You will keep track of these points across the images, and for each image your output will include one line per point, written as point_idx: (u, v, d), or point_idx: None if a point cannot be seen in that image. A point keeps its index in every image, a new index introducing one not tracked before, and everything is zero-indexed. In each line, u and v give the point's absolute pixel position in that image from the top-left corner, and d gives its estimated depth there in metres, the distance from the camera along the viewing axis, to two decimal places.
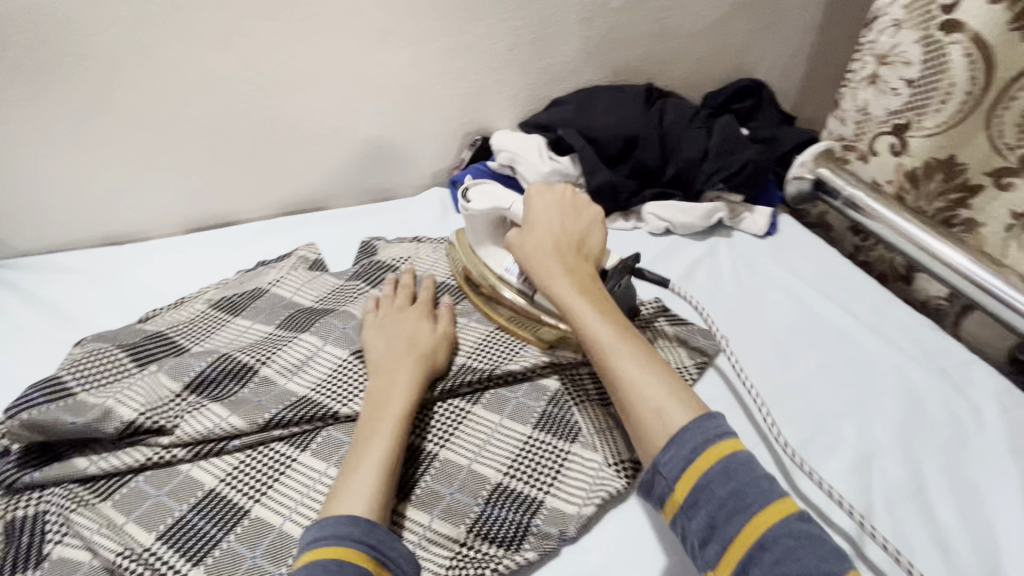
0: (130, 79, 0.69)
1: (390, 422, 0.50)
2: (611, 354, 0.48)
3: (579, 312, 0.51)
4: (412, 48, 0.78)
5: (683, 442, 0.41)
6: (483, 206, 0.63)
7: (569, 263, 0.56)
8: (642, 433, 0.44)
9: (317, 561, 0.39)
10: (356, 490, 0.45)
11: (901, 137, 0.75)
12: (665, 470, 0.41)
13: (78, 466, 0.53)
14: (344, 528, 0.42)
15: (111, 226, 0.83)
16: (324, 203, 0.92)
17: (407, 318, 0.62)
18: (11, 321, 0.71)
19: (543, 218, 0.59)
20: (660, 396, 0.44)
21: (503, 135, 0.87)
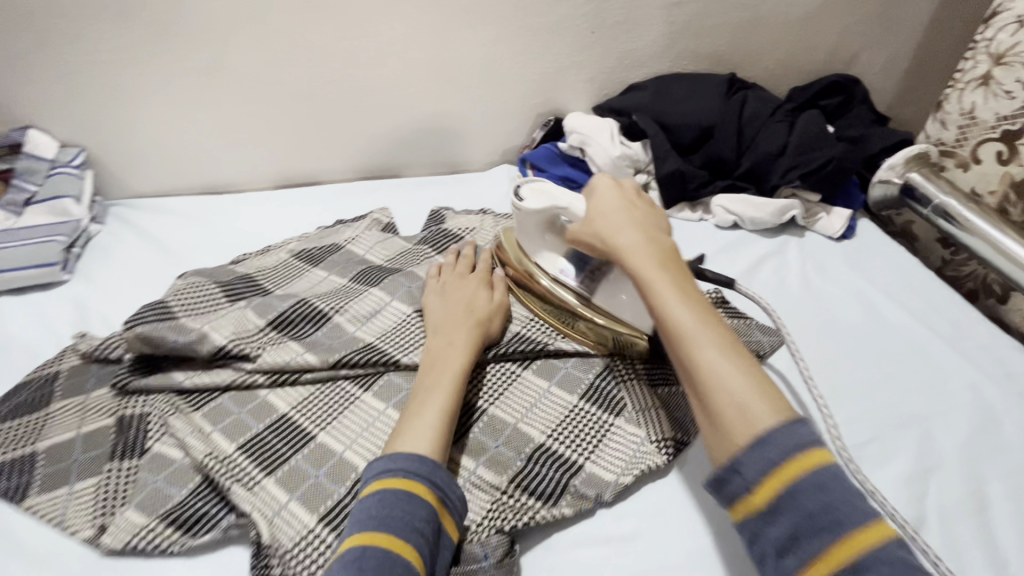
0: (243, 42, 0.76)
1: (451, 379, 0.53)
2: (692, 340, 0.44)
3: (655, 292, 0.47)
4: (498, 26, 0.81)
5: (769, 444, 0.38)
6: (539, 207, 0.59)
7: (648, 242, 0.51)
8: (720, 428, 0.41)
9: (387, 489, 0.45)
10: (417, 435, 0.49)
11: (1010, 145, 0.71)
12: (744, 470, 0.38)
13: (176, 378, 0.60)
14: (411, 464, 0.46)
15: (213, 177, 0.91)
16: (399, 171, 0.97)
17: (466, 285, 0.64)
18: (126, 252, 0.81)
19: (612, 196, 0.56)
20: (746, 393, 0.41)
21: (576, 117, 0.88)
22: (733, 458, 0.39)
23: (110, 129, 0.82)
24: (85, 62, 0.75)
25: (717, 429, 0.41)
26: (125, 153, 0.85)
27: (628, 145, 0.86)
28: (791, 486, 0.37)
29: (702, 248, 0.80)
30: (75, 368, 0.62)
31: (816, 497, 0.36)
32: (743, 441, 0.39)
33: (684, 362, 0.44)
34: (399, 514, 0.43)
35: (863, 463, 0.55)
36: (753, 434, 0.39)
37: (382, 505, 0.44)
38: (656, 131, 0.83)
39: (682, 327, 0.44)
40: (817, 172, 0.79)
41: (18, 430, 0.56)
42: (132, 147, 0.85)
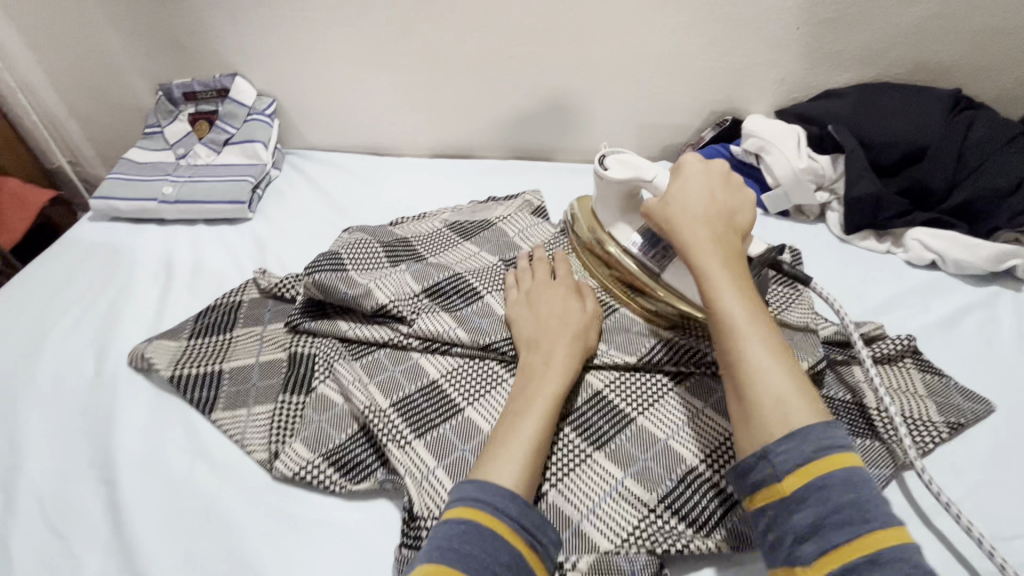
0: (431, 11, 0.78)
1: (538, 402, 0.50)
2: (745, 343, 0.44)
3: (721, 291, 0.46)
4: (690, 13, 0.76)
5: (804, 438, 0.39)
6: (624, 173, 0.61)
7: (719, 243, 0.50)
8: (754, 425, 0.41)
9: (471, 521, 0.42)
10: (506, 462, 0.46)
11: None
12: (774, 458, 0.39)
13: (341, 326, 0.63)
14: (501, 501, 0.43)
15: (378, 139, 0.96)
16: (551, 154, 0.96)
17: (555, 295, 0.61)
18: (300, 200, 0.87)
19: (689, 187, 0.54)
20: (786, 390, 0.41)
21: (758, 120, 0.81)
22: (760, 451, 0.40)
23: (299, 83, 0.88)
24: (291, 20, 0.81)
25: (753, 425, 0.41)
26: (307, 107, 0.92)
27: (814, 158, 0.77)
28: (806, 453, 0.38)
29: (888, 286, 0.71)
30: (254, 301, 0.68)
31: (815, 438, 0.39)
32: (772, 435, 0.40)
33: (733, 362, 0.44)
34: (481, 556, 0.40)
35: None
36: (786, 432, 0.40)
37: (465, 539, 0.41)
38: (855, 146, 0.74)
39: (735, 329, 0.44)
40: None
41: (209, 346, 0.63)
42: (314, 101, 0.91)
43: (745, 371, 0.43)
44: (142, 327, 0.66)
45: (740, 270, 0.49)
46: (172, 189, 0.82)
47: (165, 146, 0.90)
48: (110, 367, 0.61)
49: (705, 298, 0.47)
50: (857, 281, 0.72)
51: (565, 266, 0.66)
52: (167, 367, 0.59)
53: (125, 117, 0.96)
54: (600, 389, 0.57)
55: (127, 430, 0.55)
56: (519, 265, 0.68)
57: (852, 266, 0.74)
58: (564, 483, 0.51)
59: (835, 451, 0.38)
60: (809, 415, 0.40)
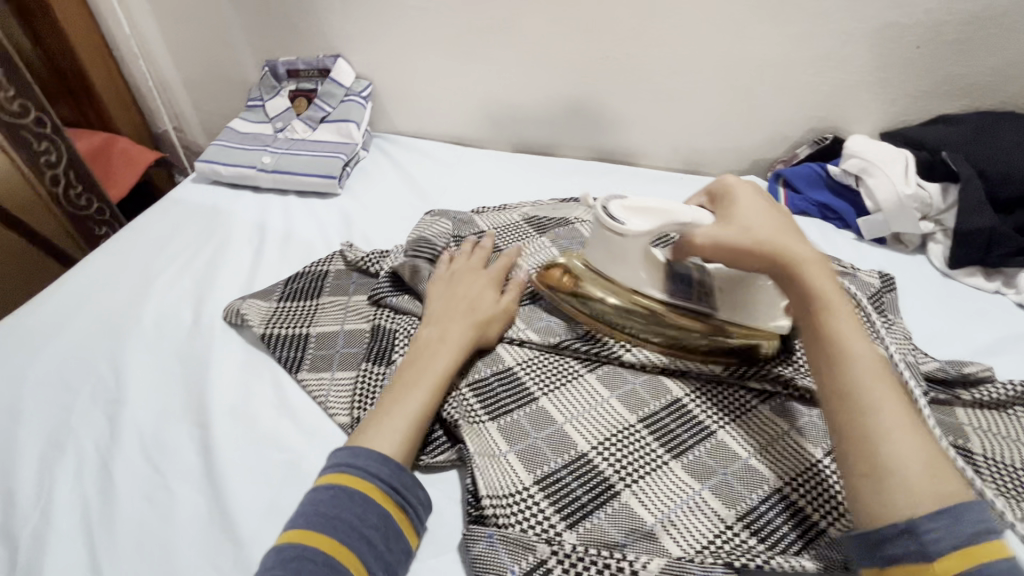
0: (535, 7, 0.79)
1: (432, 379, 0.53)
2: (872, 408, 0.38)
3: (846, 333, 0.41)
4: (803, 25, 0.74)
5: (961, 517, 0.33)
6: (647, 226, 0.52)
7: (837, 282, 0.45)
8: (881, 483, 0.36)
9: (339, 486, 0.45)
10: (383, 428, 0.49)
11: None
12: (925, 535, 0.33)
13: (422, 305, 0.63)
14: (374, 464, 0.47)
15: (464, 130, 0.97)
16: (633, 160, 0.95)
17: (476, 282, 0.63)
18: (386, 181, 0.89)
19: (752, 215, 0.50)
20: (916, 455, 0.36)
21: (860, 140, 0.77)
22: (896, 521, 0.35)
23: (397, 69, 0.91)
24: (400, 7, 0.84)
25: (884, 485, 0.36)
26: (401, 93, 0.95)
27: (923, 185, 0.73)
28: (965, 531, 0.33)
29: (996, 327, 0.66)
30: (339, 272, 0.70)
31: (971, 517, 0.33)
32: (911, 505, 0.35)
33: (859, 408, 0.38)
34: (348, 518, 0.44)
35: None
36: (927, 500, 0.34)
37: (333, 503, 0.44)
38: (971, 175, 0.69)
39: (855, 382, 0.39)
40: None
41: (297, 310, 0.65)
42: (408, 88, 0.94)
43: (876, 420, 0.38)
44: (236, 284, 0.69)
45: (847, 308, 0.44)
46: (270, 159, 0.86)
47: (264, 119, 0.95)
48: (208, 318, 0.64)
49: (819, 330, 0.43)
50: (960, 320, 0.67)
51: (505, 262, 0.66)
52: (259, 324, 0.62)
53: (230, 90, 1.02)
54: (679, 397, 0.56)
55: (221, 378, 0.58)
56: (459, 248, 0.69)
57: (955, 303, 0.70)
58: (639, 484, 0.49)
59: (988, 534, 0.33)
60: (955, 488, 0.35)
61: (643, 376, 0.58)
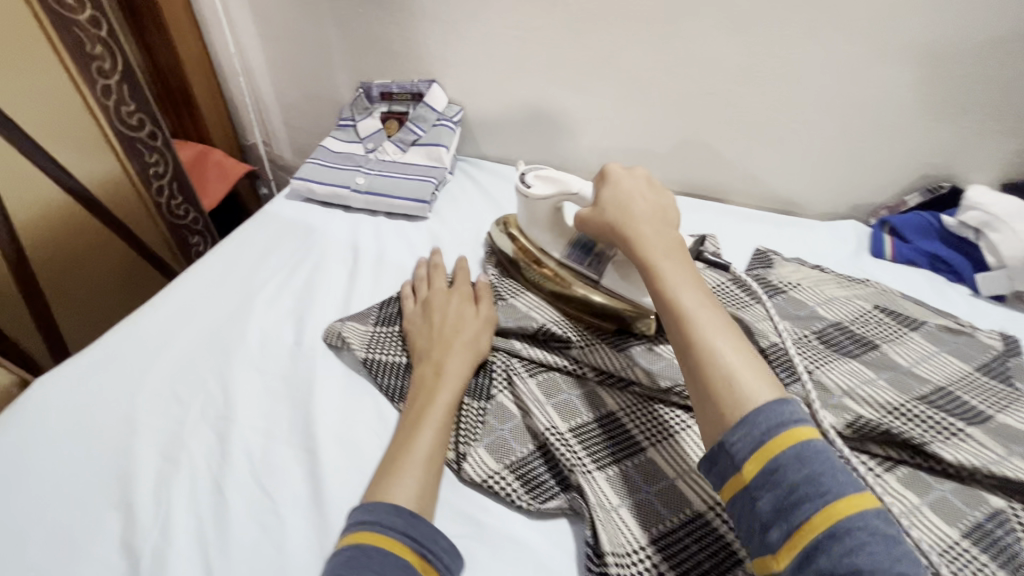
0: (642, 41, 0.78)
1: (436, 414, 0.53)
2: (695, 327, 0.47)
3: (662, 275, 0.52)
4: (929, 70, 0.70)
5: (755, 423, 0.40)
6: (545, 189, 0.67)
7: (655, 233, 0.56)
8: (710, 400, 0.44)
9: (355, 545, 0.43)
10: (404, 480, 0.48)
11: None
12: (733, 449, 0.41)
13: (515, 344, 0.63)
14: (386, 516, 0.45)
15: (549, 158, 0.97)
16: (724, 197, 0.92)
17: (447, 300, 0.65)
18: (472, 207, 0.90)
19: (627, 192, 0.60)
20: (736, 367, 0.44)
21: (983, 190, 0.72)
22: (721, 436, 0.42)
23: (490, 95, 0.92)
24: (502, 36, 0.85)
25: (723, 399, 0.43)
26: (491, 119, 0.95)
27: None
28: (761, 435, 0.40)
29: None
30: None
31: (768, 421, 0.40)
32: (730, 419, 0.42)
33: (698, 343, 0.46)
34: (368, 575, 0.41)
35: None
36: (740, 414, 0.41)
37: (348, 564, 0.42)
38: None
39: (685, 310, 0.48)
40: None
41: (393, 336, 0.65)
42: (499, 114, 0.94)
43: (699, 347, 0.46)
44: (333, 306, 0.70)
45: (688, 266, 0.53)
46: (364, 179, 0.87)
47: (356, 139, 0.97)
48: (309, 338, 0.65)
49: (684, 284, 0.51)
50: None
51: (463, 278, 0.69)
52: (360, 347, 0.62)
53: (322, 109, 1.05)
54: None
55: (325, 403, 0.58)
56: (416, 274, 0.72)
57: None
58: None
59: (788, 434, 0.39)
60: (765, 391, 0.42)
61: None
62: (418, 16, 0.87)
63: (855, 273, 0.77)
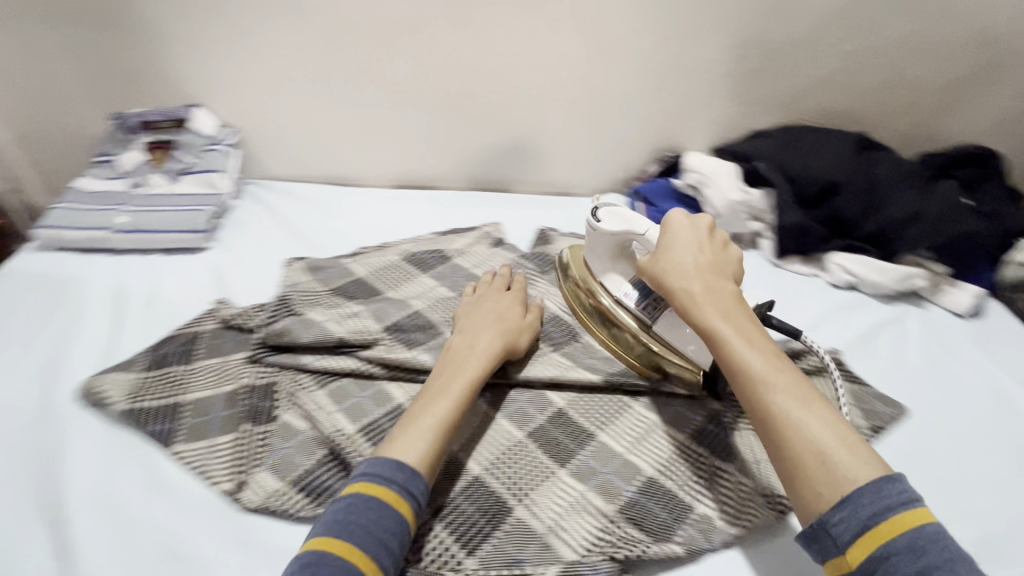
0: (397, 49, 0.83)
1: (433, 424, 0.51)
2: (764, 392, 0.45)
3: (726, 340, 0.49)
4: (638, 60, 0.84)
5: (860, 504, 0.39)
6: (613, 227, 0.63)
7: (715, 289, 0.53)
8: (800, 478, 0.42)
9: (357, 495, 0.46)
10: (409, 443, 0.49)
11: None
12: (834, 530, 0.40)
13: (303, 358, 0.63)
14: (359, 513, 0.45)
15: (340, 171, 0.98)
16: (509, 187, 1.00)
17: (504, 301, 0.67)
18: (260, 230, 0.87)
19: (681, 241, 0.57)
20: (818, 437, 0.42)
21: (696, 156, 0.89)
22: (819, 514, 0.41)
23: (264, 114, 0.90)
24: (260, 54, 0.84)
25: (814, 475, 0.41)
26: (270, 138, 0.93)
27: (747, 190, 0.85)
28: (865, 518, 0.39)
29: (813, 305, 0.78)
30: (214, 332, 0.67)
31: (872, 501, 0.39)
32: (829, 500, 0.40)
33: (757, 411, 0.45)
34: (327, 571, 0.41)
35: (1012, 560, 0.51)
36: (841, 492, 0.40)
37: (350, 511, 0.45)
38: (781, 181, 0.82)
39: (756, 379, 0.46)
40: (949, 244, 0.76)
41: (166, 377, 0.61)
42: (276, 132, 0.93)
43: (773, 413, 0.44)
44: (91, 360, 0.63)
45: (750, 324, 0.50)
46: (126, 218, 0.80)
47: (116, 174, 0.88)
48: (58, 399, 0.58)
49: (729, 341, 0.49)
50: (788, 300, 0.79)
51: (516, 295, 0.68)
52: (123, 400, 0.58)
53: (74, 145, 0.94)
54: (561, 408, 0.60)
55: (81, 464, 0.53)
56: (480, 282, 0.71)
57: (781, 288, 0.81)
58: (530, 497, 0.53)
59: (899, 514, 0.38)
60: (865, 471, 0.40)
61: (529, 394, 0.62)
62: (163, 39, 0.82)
63: None
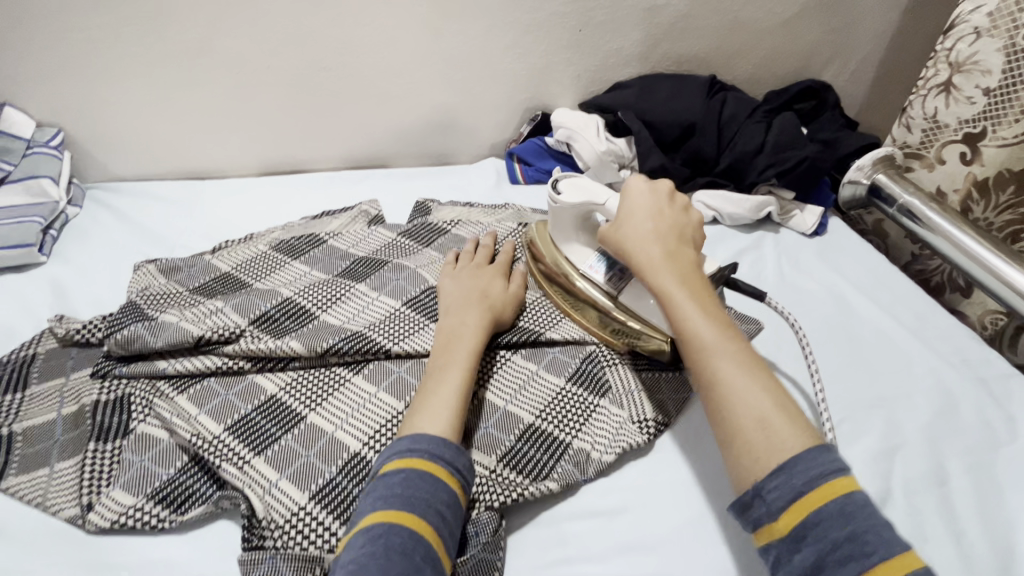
0: (231, 25, 0.76)
1: (463, 357, 0.55)
2: (717, 359, 0.46)
3: (680, 306, 0.49)
4: (492, 19, 0.83)
5: (795, 471, 0.40)
6: (575, 200, 0.63)
7: (675, 256, 0.54)
8: (742, 451, 0.43)
9: (410, 469, 0.46)
10: (435, 410, 0.50)
11: (973, 146, 0.77)
12: (768, 495, 0.41)
13: (158, 365, 0.58)
14: (435, 447, 0.47)
15: (198, 163, 0.90)
16: (386, 162, 0.97)
17: (481, 274, 0.66)
18: (107, 235, 0.79)
19: (643, 209, 0.58)
20: (764, 405, 0.43)
21: (564, 112, 0.90)
22: (757, 483, 0.41)
23: (91, 109, 0.81)
24: (69, 41, 0.74)
25: (751, 444, 0.42)
26: (106, 135, 0.84)
27: (613, 141, 0.89)
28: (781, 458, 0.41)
29: None
30: (52, 352, 0.61)
31: (806, 469, 0.40)
32: (765, 466, 0.41)
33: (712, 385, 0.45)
34: (423, 496, 0.44)
35: (845, 437, 0.57)
36: (776, 463, 0.41)
37: (407, 484, 0.45)
38: (640, 128, 0.86)
39: (704, 343, 0.47)
40: (792, 170, 0.83)
41: None
42: (110, 128, 0.83)
43: (719, 383, 0.45)
44: None
45: (706, 293, 0.51)
46: None
47: None
48: None
49: (683, 313, 0.49)
50: None
51: (506, 255, 0.71)
52: None
53: None
54: None
55: None
56: (461, 250, 0.73)
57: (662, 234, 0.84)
58: None
59: (829, 478, 0.40)
60: (796, 442, 0.42)
61: (406, 364, 0.61)
62: None
63: (497, 201, 0.90)
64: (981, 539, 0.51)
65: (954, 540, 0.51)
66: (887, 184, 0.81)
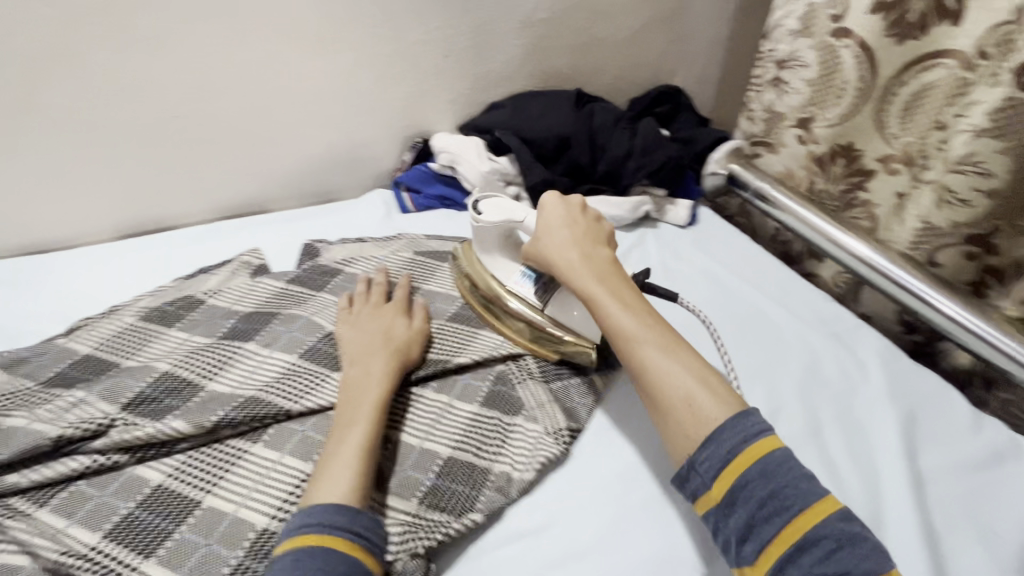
0: (56, 80, 0.69)
1: (366, 410, 0.53)
2: (640, 344, 0.52)
3: (601, 301, 0.56)
4: (354, 53, 0.82)
5: (721, 440, 0.45)
6: (494, 218, 0.66)
7: (590, 258, 0.59)
8: (671, 421, 0.49)
9: (300, 547, 0.43)
10: (337, 476, 0.48)
11: (806, 129, 0.86)
12: (700, 468, 0.46)
13: (8, 480, 0.50)
14: (328, 517, 0.45)
15: (37, 234, 0.79)
16: (265, 206, 0.92)
17: (381, 315, 0.65)
18: None
19: (556, 218, 0.63)
20: (688, 382, 0.49)
21: (443, 137, 0.91)
22: (690, 454, 0.47)
23: None
24: None
25: (684, 422, 0.48)
26: None
27: (495, 160, 0.90)
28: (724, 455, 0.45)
29: None
30: None
31: (733, 434, 0.45)
32: (696, 441, 0.47)
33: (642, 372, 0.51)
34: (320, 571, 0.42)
35: None
36: (702, 433, 0.47)
37: (297, 564, 0.42)
38: (518, 145, 0.89)
39: (630, 332, 0.53)
40: (658, 170, 0.91)
41: None
42: None
43: (645, 364, 0.51)
44: None
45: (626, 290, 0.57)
46: None
47: None
48: None
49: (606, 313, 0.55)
50: None
51: (404, 288, 0.69)
52: None
53: None
54: None
55: None
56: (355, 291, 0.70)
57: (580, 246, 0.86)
58: None
59: (753, 442, 0.45)
60: (724, 411, 0.47)
61: (310, 421, 0.57)
62: None
63: (389, 233, 0.88)
64: (854, 478, 0.58)
65: (835, 486, 0.57)
66: (740, 172, 0.91)
